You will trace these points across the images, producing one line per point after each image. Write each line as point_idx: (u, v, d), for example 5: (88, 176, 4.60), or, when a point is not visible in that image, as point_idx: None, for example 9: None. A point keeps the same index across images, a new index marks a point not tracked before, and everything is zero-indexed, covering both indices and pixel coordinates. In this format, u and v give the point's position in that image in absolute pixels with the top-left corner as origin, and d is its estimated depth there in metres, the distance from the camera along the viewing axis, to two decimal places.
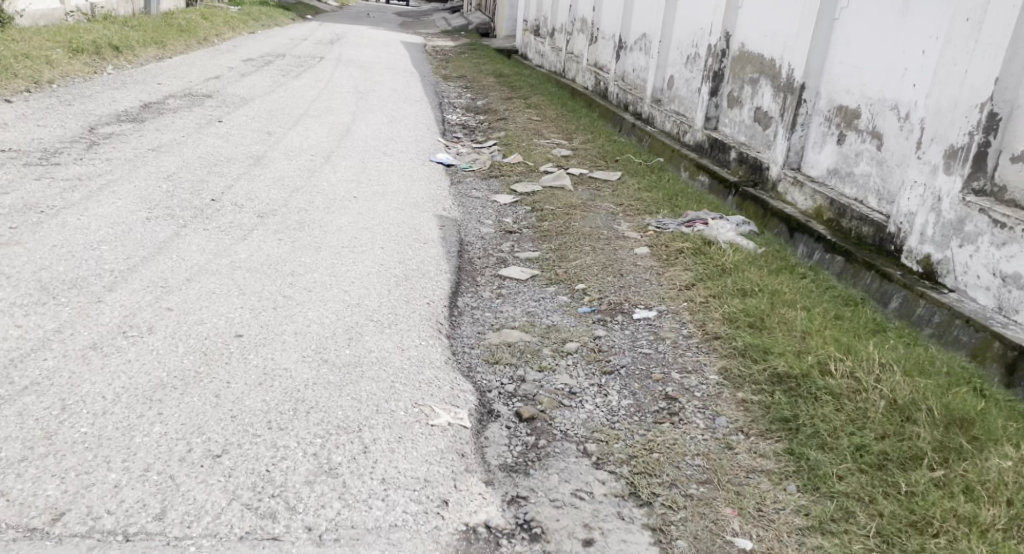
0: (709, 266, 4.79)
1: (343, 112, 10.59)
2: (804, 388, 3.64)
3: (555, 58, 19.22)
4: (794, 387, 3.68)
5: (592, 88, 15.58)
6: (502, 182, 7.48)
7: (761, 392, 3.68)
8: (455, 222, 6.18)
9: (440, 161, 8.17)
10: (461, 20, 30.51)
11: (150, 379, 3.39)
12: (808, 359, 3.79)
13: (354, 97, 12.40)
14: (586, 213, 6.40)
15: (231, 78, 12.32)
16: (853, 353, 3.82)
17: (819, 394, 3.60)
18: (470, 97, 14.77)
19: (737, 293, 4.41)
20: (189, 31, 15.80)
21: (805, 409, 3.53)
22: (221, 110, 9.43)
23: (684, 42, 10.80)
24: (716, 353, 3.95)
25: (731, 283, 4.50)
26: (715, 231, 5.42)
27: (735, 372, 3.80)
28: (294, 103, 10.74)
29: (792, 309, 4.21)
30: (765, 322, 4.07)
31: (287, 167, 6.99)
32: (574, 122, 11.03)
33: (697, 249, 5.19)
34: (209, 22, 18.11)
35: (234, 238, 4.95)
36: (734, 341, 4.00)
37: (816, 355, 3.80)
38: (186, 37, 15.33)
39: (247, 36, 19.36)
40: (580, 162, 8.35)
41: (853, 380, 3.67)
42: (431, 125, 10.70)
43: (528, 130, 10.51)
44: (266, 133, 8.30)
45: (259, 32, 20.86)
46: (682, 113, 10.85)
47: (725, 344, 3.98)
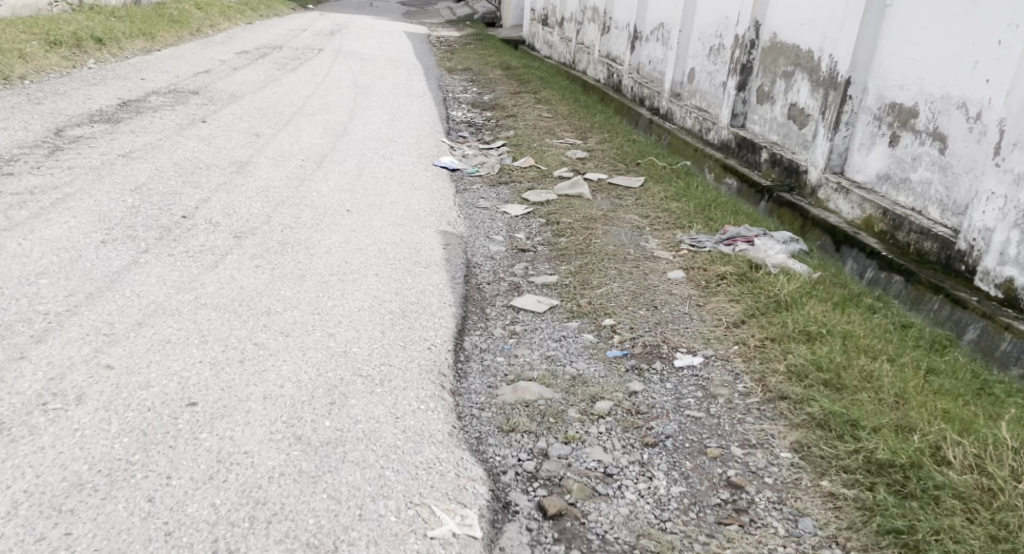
0: (760, 297, 4.08)
1: (339, 109, 9.89)
2: (915, 485, 2.93)
3: (565, 49, 18.49)
4: (901, 482, 2.97)
5: (605, 81, 14.90)
6: (512, 191, 6.79)
7: (856, 485, 2.99)
8: (461, 238, 5.49)
9: (444, 166, 7.49)
10: (466, 10, 29.78)
11: (64, 478, 2.76)
12: (916, 442, 3.08)
13: (353, 93, 11.68)
14: (608, 227, 5.71)
15: (221, 72, 11.62)
16: (972, 433, 3.13)
17: (940, 496, 2.87)
18: (476, 90, 14.06)
19: (800, 335, 3.72)
20: (180, 22, 15.09)
21: (923, 517, 2.81)
22: (206, 108, 8.74)
23: (708, 32, 10.09)
24: (785, 421, 3.30)
25: (791, 322, 3.81)
26: (762, 252, 4.69)
27: (815, 452, 3.14)
28: (287, 100, 10.04)
29: (873, 360, 3.54)
30: (845, 381, 3.39)
31: (273, 175, 6.30)
32: (589, 119, 10.31)
33: (741, 274, 4.47)
34: (203, 12, 17.39)
35: (202, 265, 4.27)
36: (807, 408, 3.31)
37: (925, 436, 3.11)
38: (178, 28, 14.62)
39: (244, 27, 18.66)
40: (598, 165, 7.63)
41: (981, 475, 2.95)
42: (435, 123, 10.00)
43: (539, 129, 9.79)
44: (253, 135, 7.61)
45: (256, 23, 20.15)
46: (706, 109, 10.17)
47: (797, 410, 3.32)
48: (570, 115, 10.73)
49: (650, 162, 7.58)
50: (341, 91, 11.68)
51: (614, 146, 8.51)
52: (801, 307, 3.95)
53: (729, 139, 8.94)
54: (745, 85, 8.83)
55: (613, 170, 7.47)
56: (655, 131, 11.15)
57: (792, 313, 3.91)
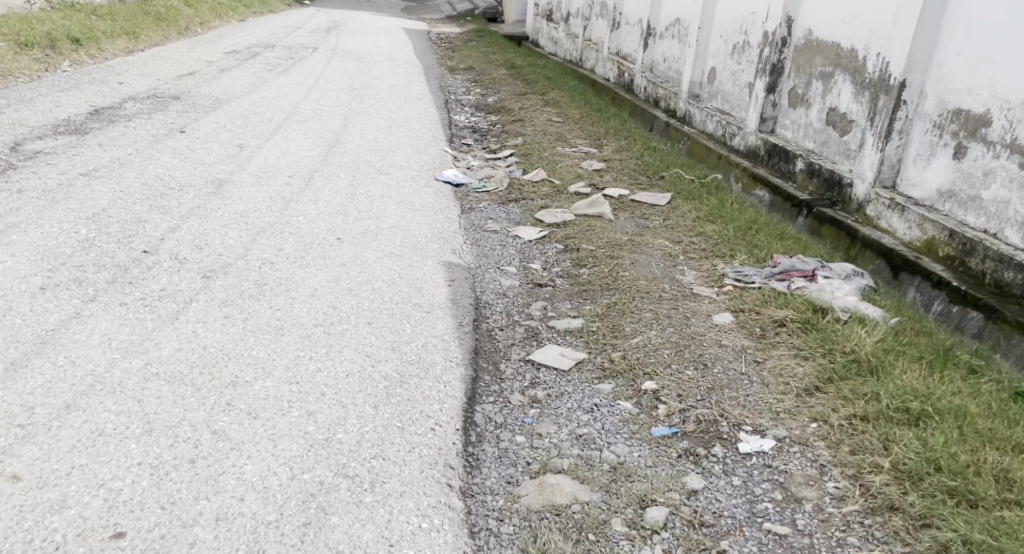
0: (836, 357, 3.46)
1: (333, 116, 9.22)
2: None
3: (571, 46, 17.86)
4: None
5: (615, 80, 14.29)
6: (525, 212, 6.11)
7: None
8: (468, 269, 4.84)
9: (448, 181, 6.89)
10: (466, 5, 29.09)
11: None
12: None
13: (349, 96, 10.99)
14: (634, 254, 5.06)
15: (208, 74, 11.00)
16: None
17: None
18: (479, 92, 13.39)
19: (902, 418, 3.12)
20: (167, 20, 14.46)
21: None
22: (188, 117, 8.07)
23: (733, 29, 9.50)
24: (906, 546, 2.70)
25: (887, 399, 3.20)
26: (823, 291, 3.99)
27: None
28: (277, 107, 9.37)
29: (1003, 452, 2.95)
30: (978, 491, 2.79)
31: (255, 196, 5.62)
32: (603, 123, 9.63)
33: (804, 319, 3.80)
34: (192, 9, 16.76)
35: (159, 317, 3.57)
36: (933, 531, 2.71)
37: None
38: (165, 27, 14.01)
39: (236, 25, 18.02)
40: (617, 180, 6.94)
41: None
42: (436, 129, 9.34)
43: (549, 136, 9.12)
44: (236, 148, 6.94)
45: (249, 20, 19.50)
46: (730, 112, 9.54)
47: (922, 534, 2.71)
48: (582, 119, 10.06)
49: (676, 174, 6.89)
50: (336, 94, 11.00)
51: (634, 156, 7.81)
52: (890, 372, 3.34)
53: (758, 146, 8.29)
54: (776, 87, 8.17)
55: (635, 184, 6.78)
56: (673, 136, 10.51)
57: (883, 382, 3.30)
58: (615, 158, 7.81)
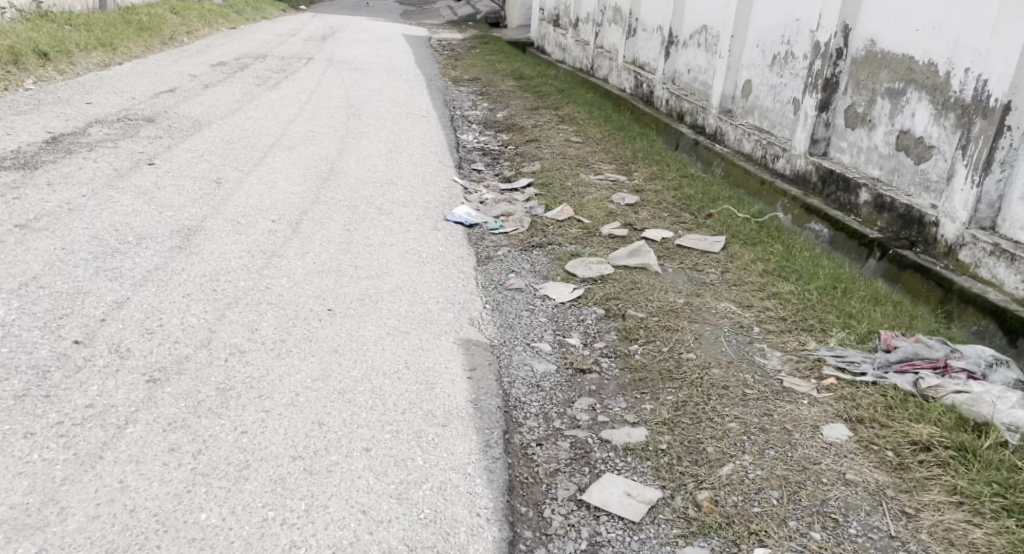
0: None
1: (327, 141, 8.32)
2: None
3: (581, 53, 16.97)
4: None
5: (633, 90, 13.45)
6: (553, 265, 5.19)
7: None
8: (490, 346, 3.96)
9: (459, 221, 6.03)
10: (467, 9, 28.20)
11: None
12: None
13: (345, 114, 10.07)
14: (696, 325, 4.10)
15: (191, 93, 10.26)
16: None
17: None
18: (487, 105, 12.48)
19: None
20: (149, 33, 14.13)
21: None
22: (161, 146, 7.17)
23: (772, 39, 8.59)
24: None
25: None
26: (981, 404, 3.30)
27: None
28: (265, 131, 8.46)
29: None
30: None
31: (229, 249, 4.73)
32: (630, 145, 8.69)
33: (965, 449, 3.14)
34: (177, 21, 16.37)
35: (77, 457, 2.83)
36: None
37: None
38: (143, 39, 13.54)
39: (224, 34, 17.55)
40: (657, 219, 6.00)
41: None
42: (443, 155, 8.49)
43: (570, 160, 8.22)
44: (214, 186, 6.05)
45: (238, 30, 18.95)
46: (770, 130, 8.61)
47: None
48: (605, 139, 9.14)
49: (726, 212, 5.92)
50: (331, 112, 10.09)
51: (673, 188, 6.83)
52: None
53: (810, 171, 7.32)
54: (830, 104, 7.20)
55: (678, 226, 5.84)
56: (704, 155, 9.57)
57: None
58: (651, 190, 6.85)
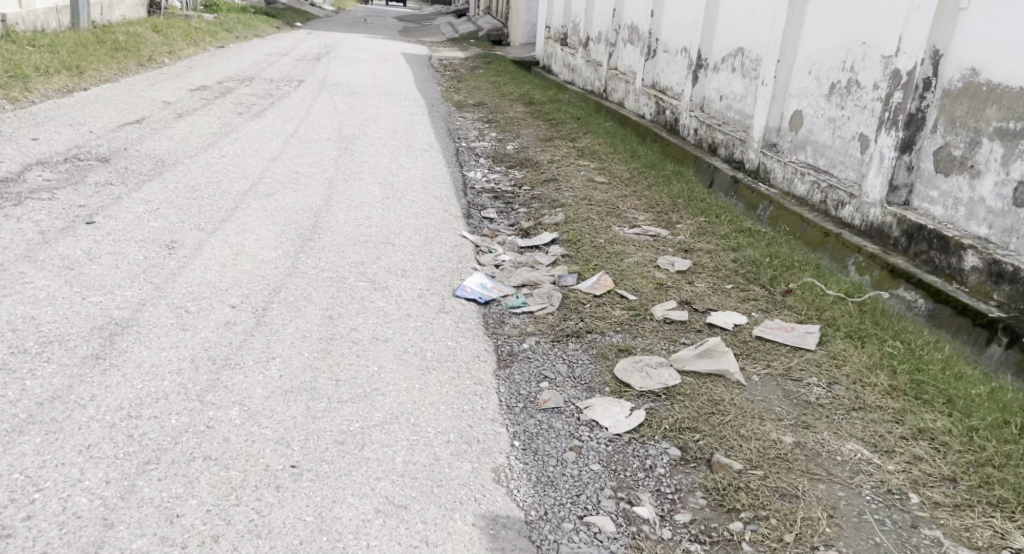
0: None
1: (312, 185, 7.21)
2: None
3: (593, 74, 15.86)
4: None
5: (655, 117, 12.36)
6: (598, 368, 3.94)
7: None
8: (529, 525, 2.96)
9: (469, 297, 4.86)
10: (468, 26, 27.17)
11: None
12: None
13: (335, 148, 8.97)
14: (828, 497, 3.16)
15: (158, 126, 9.29)
16: None
17: None
18: (495, 135, 11.33)
19: None
20: (118, 59, 13.52)
21: None
22: (109, 198, 6.08)
23: (831, 65, 7.39)
24: None
25: None
26: None
27: None
28: (240, 174, 7.37)
29: None
30: None
31: (163, 357, 3.57)
32: (666, 189, 7.46)
33: None
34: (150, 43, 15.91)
35: None
36: None
37: None
38: (109, 64, 13.00)
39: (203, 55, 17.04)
40: (721, 295, 4.77)
41: None
42: (447, 200, 7.39)
43: (599, 208, 7.04)
44: (164, 254, 4.93)
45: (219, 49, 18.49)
46: (828, 170, 7.38)
47: None
48: (635, 182, 7.93)
49: (809, 286, 4.68)
50: (319, 146, 8.98)
51: (732, 248, 5.59)
52: None
53: (890, 223, 6.05)
54: (913, 144, 5.96)
55: (751, 305, 4.60)
56: (747, 197, 8.35)
57: None
58: (704, 252, 5.61)
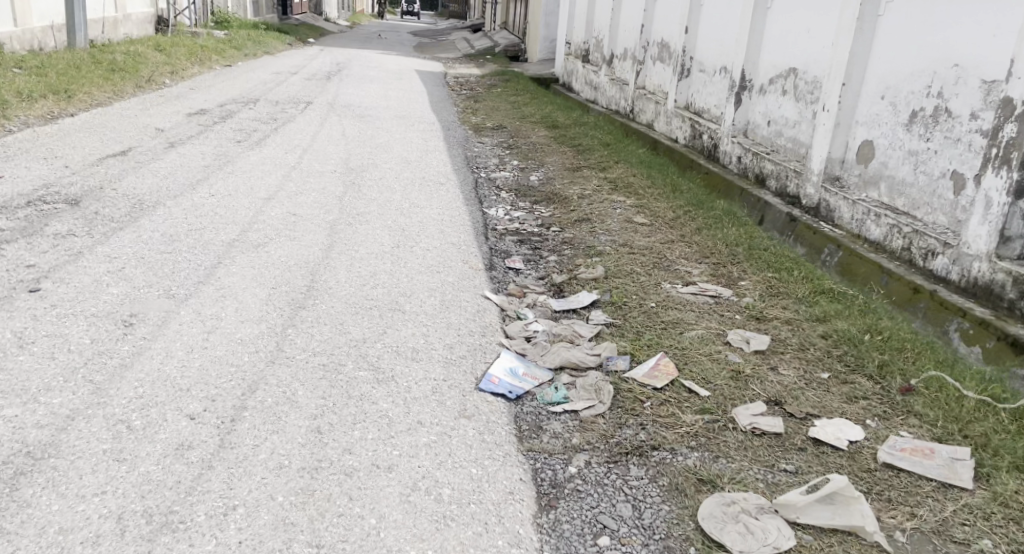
0: None
1: (310, 232, 6.28)
2: None
3: (618, 94, 14.89)
4: None
5: (690, 141, 11.44)
6: (677, 514, 3.14)
7: None
8: None
9: (492, 390, 3.86)
10: (484, 41, 26.30)
11: None
12: None
13: (341, 183, 8.02)
14: None
15: (145, 156, 8.40)
16: None
17: None
18: (517, 164, 10.37)
19: None
20: (113, 80, 12.64)
21: None
22: (68, 254, 5.16)
23: (911, 89, 6.37)
24: None
25: None
26: None
27: None
28: (229, 217, 6.42)
29: None
30: None
31: (78, 515, 2.90)
32: (720, 235, 6.46)
33: None
34: (150, 62, 15.05)
35: None
36: None
37: None
38: (102, 85, 12.14)
39: (207, 74, 16.16)
40: (818, 393, 3.84)
41: None
42: (466, 247, 6.46)
43: (642, 258, 6.11)
44: (116, 334, 4.00)
45: (225, 68, 17.62)
46: (908, 211, 6.37)
47: None
48: (681, 225, 6.93)
49: (933, 393, 3.80)
50: (322, 181, 8.04)
51: (815, 319, 4.58)
52: None
53: (1002, 282, 5.07)
54: None
55: (862, 412, 3.74)
56: (809, 240, 7.36)
57: None
58: (782, 325, 4.58)
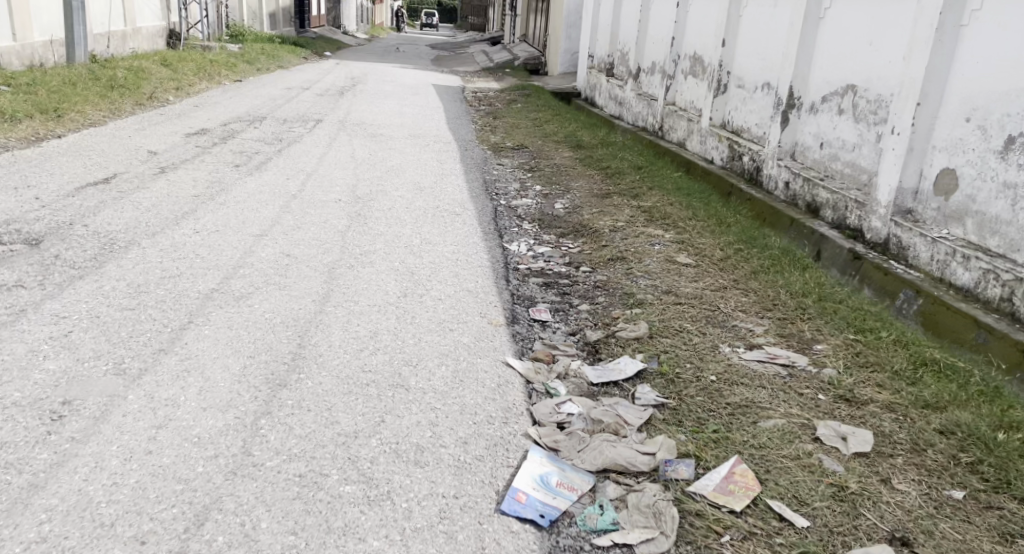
0: None
1: (304, 280, 5.42)
2: None
3: (645, 110, 14.01)
4: None
5: (728, 162, 10.53)
6: None
7: None
8: None
9: (518, 512, 3.14)
10: (504, 54, 25.48)
11: None
12: None
13: (345, 216, 7.18)
14: None
15: (129, 183, 7.57)
16: None
17: None
18: (540, 189, 9.48)
19: None
20: (110, 97, 11.87)
21: None
22: (8, 314, 4.32)
23: (1005, 111, 5.71)
24: None
25: None
26: None
27: None
28: (213, 259, 5.58)
29: None
30: None
31: None
32: (783, 282, 5.55)
33: None
34: (154, 78, 14.30)
35: None
36: None
37: None
38: (98, 102, 11.35)
39: (214, 90, 15.39)
40: (955, 524, 3.18)
41: None
42: (484, 295, 5.59)
43: (692, 311, 5.21)
44: (34, 436, 3.25)
45: (234, 83, 16.85)
46: (1004, 255, 5.73)
47: None
48: (735, 269, 6.02)
49: None
50: (324, 214, 7.18)
51: (925, 406, 3.80)
52: None
53: None
54: None
55: None
56: (878, 281, 6.44)
57: None
58: (889, 422, 3.71)
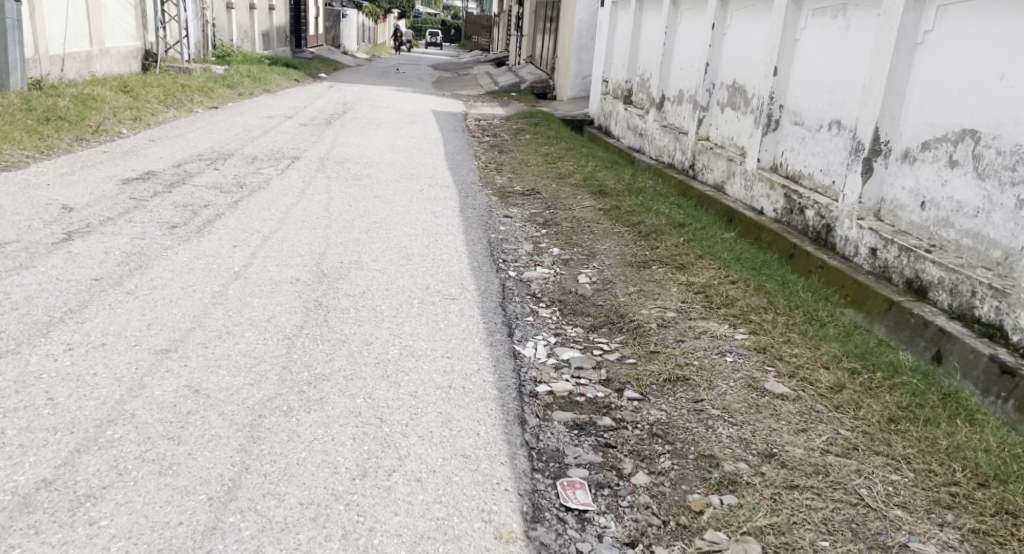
0: None
1: (208, 454, 3.44)
2: None
3: (672, 144, 12.10)
4: None
5: (785, 214, 8.59)
6: None
7: None
8: None
9: None
10: (509, 77, 23.68)
11: None
12: None
13: (298, 307, 5.27)
14: None
15: (13, 257, 5.67)
16: None
17: None
18: (558, 253, 7.57)
19: None
20: (43, 132, 9.94)
21: None
22: None
23: None
24: None
25: None
26: None
27: None
28: (73, 408, 3.63)
29: None
30: None
31: None
32: (952, 444, 3.81)
33: None
34: (109, 107, 12.41)
35: None
36: None
37: None
38: (25, 140, 9.43)
39: (181, 119, 13.48)
40: None
41: None
42: (488, 462, 3.64)
43: (826, 511, 3.42)
44: None
45: (208, 111, 14.97)
46: None
47: None
48: (859, 417, 4.08)
49: None
50: (269, 305, 5.24)
51: None
52: None
53: None
54: None
55: None
56: None
57: None
58: None
